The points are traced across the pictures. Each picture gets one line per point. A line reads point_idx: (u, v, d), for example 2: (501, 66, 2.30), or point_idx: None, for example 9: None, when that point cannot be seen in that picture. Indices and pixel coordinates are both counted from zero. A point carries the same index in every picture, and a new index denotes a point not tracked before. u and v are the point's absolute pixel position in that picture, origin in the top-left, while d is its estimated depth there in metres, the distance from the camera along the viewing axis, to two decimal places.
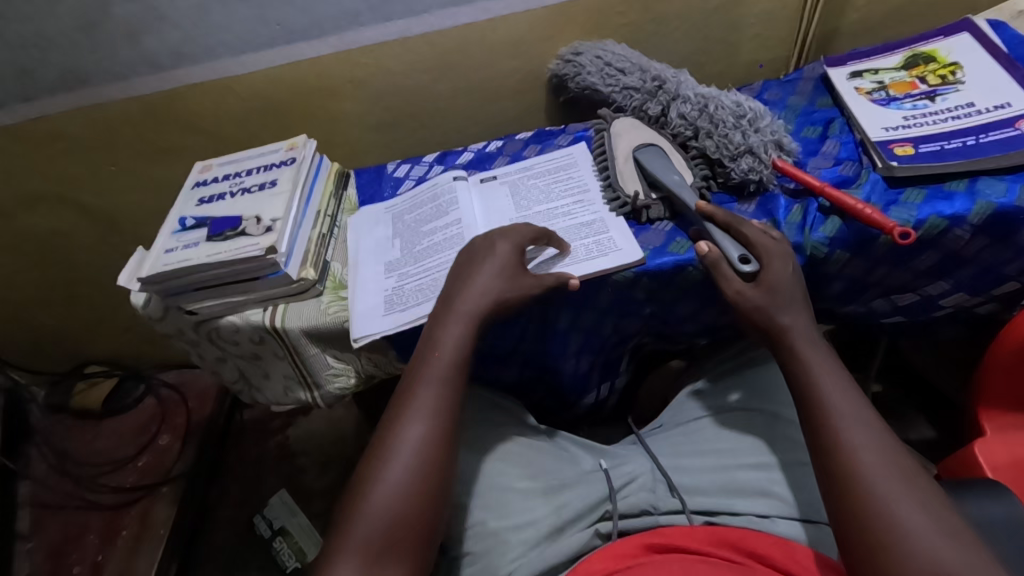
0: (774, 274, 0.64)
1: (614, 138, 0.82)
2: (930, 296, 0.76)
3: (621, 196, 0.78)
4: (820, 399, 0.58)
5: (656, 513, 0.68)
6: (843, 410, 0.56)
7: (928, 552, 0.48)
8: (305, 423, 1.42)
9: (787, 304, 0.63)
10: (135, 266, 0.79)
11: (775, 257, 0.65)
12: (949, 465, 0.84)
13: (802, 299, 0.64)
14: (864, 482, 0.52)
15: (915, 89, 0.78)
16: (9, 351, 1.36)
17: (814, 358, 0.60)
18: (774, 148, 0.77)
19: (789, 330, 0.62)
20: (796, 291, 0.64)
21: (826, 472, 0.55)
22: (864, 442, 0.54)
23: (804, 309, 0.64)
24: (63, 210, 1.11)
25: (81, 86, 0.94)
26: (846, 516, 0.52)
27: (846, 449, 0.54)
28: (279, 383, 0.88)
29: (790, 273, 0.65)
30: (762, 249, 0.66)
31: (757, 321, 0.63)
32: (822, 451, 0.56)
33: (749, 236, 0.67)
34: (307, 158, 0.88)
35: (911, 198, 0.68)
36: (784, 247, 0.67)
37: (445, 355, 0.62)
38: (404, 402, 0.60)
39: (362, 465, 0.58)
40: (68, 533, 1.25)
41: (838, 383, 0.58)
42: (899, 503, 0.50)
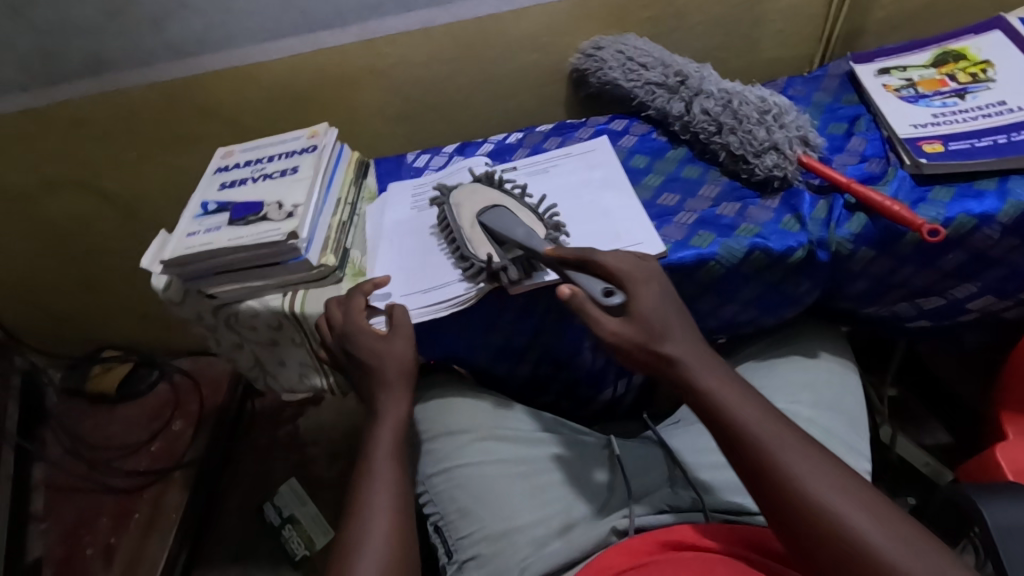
0: (643, 304, 0.59)
1: (461, 206, 0.77)
2: (955, 299, 0.75)
3: (473, 261, 0.71)
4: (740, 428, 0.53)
5: (671, 511, 0.67)
6: (764, 431, 0.53)
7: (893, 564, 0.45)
8: (315, 414, 1.42)
9: (665, 337, 0.58)
10: (157, 248, 0.79)
11: (637, 285, 0.60)
12: (968, 468, 0.83)
13: (679, 323, 0.59)
14: (816, 510, 0.48)
15: (944, 86, 0.77)
16: (29, 333, 1.39)
17: (718, 388, 0.55)
18: (800, 143, 0.76)
19: (685, 356, 0.57)
20: (670, 321, 0.59)
21: (775, 513, 0.51)
22: (793, 459, 0.51)
23: (685, 337, 0.59)
24: (83, 195, 1.12)
25: (105, 71, 0.95)
26: (811, 552, 0.48)
27: (784, 477, 0.50)
28: (294, 369, 0.90)
29: (663, 296, 0.60)
30: (625, 272, 0.61)
31: (641, 358, 0.59)
32: (761, 487, 0.52)
33: (611, 263, 0.62)
34: (328, 145, 0.88)
35: (939, 196, 0.68)
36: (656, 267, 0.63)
37: (397, 429, 0.66)
38: (368, 462, 0.63)
39: (336, 562, 0.56)
40: (82, 515, 1.26)
41: (746, 403, 0.55)
42: (853, 517, 0.48)
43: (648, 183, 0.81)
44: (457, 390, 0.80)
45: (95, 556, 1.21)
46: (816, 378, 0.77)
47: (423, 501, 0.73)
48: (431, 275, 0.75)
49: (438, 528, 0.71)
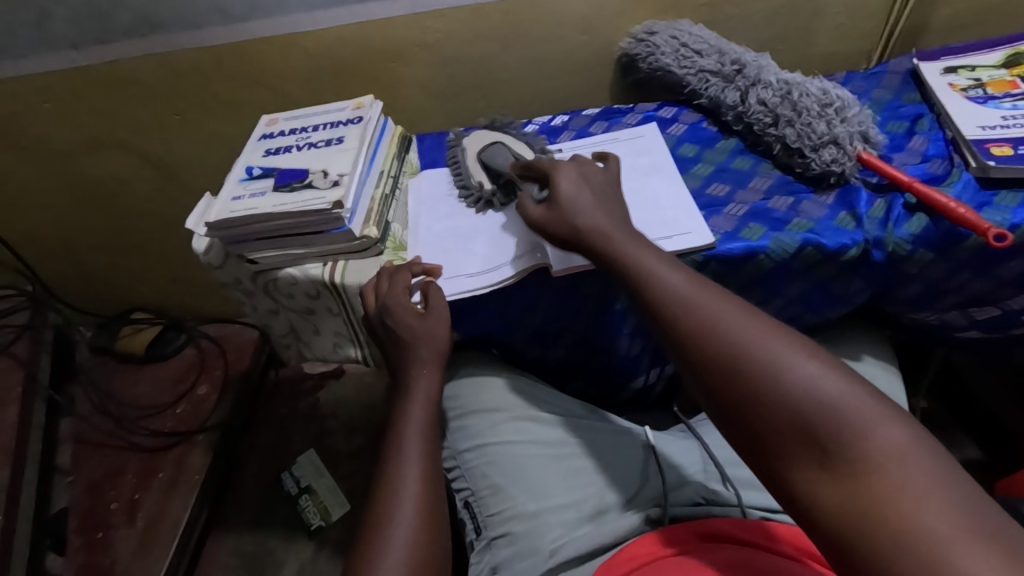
0: (562, 189, 0.64)
1: (467, 145, 0.85)
2: (1010, 310, 0.72)
3: (472, 190, 0.81)
4: (657, 286, 0.52)
5: (705, 504, 0.65)
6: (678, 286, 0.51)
7: (797, 380, 0.41)
8: (337, 387, 1.43)
9: (580, 214, 0.62)
10: (201, 211, 0.81)
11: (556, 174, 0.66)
12: (1008, 483, 0.79)
13: (592, 201, 0.63)
14: (729, 343, 0.45)
15: (1015, 89, 0.75)
16: (64, 290, 1.41)
17: (639, 257, 0.56)
18: (859, 139, 0.74)
19: (594, 228, 0.60)
20: (585, 200, 0.63)
21: (692, 364, 0.47)
22: (709, 303, 0.48)
23: (596, 213, 0.62)
24: (126, 155, 1.13)
25: (155, 32, 0.96)
26: (713, 383, 0.45)
27: (695, 321, 0.48)
28: (329, 339, 0.91)
29: (581, 181, 0.65)
30: (549, 166, 0.68)
31: (562, 233, 0.62)
32: (676, 340, 0.49)
33: (539, 166, 0.69)
34: (373, 117, 0.87)
35: (1005, 201, 0.65)
36: (575, 162, 0.68)
37: (428, 401, 0.65)
38: (402, 433, 0.62)
39: (366, 530, 0.56)
40: (106, 470, 1.28)
41: (662, 265, 0.54)
42: (767, 347, 0.44)
43: (696, 172, 0.79)
44: (493, 369, 0.81)
45: (118, 511, 1.22)
46: None
47: (454, 477, 0.75)
48: (468, 257, 0.75)
49: (467, 504, 0.73)
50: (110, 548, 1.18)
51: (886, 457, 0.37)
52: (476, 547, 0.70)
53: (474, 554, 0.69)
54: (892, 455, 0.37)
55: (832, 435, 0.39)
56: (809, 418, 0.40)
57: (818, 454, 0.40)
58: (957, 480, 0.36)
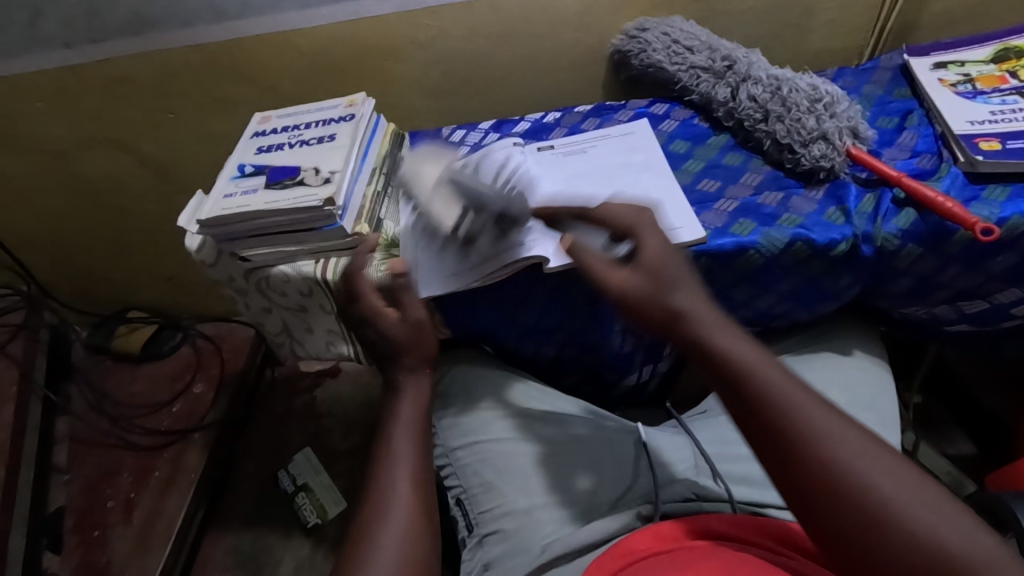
0: (650, 251, 0.54)
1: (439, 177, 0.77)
2: (999, 304, 0.72)
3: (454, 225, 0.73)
4: (749, 384, 0.45)
5: (696, 500, 0.66)
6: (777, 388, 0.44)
7: (936, 535, 0.37)
8: (333, 385, 1.44)
9: (673, 287, 0.51)
10: (193, 209, 0.81)
11: (645, 235, 0.56)
12: (997, 477, 0.79)
13: (685, 271, 0.53)
14: (857, 479, 0.40)
15: (1004, 84, 0.75)
16: (60, 289, 1.41)
17: (742, 352, 0.46)
18: (849, 134, 0.74)
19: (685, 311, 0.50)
20: (675, 268, 0.52)
21: (796, 488, 0.42)
22: (829, 428, 0.42)
23: (684, 284, 0.52)
24: (120, 154, 1.13)
25: (148, 30, 0.96)
26: (840, 524, 0.39)
27: (801, 441, 0.42)
28: (322, 336, 0.91)
29: (670, 244, 0.55)
30: (632, 222, 0.58)
31: (652, 312, 0.52)
32: (790, 463, 0.42)
33: (614, 219, 0.60)
34: (365, 115, 0.87)
35: (993, 195, 0.66)
36: (654, 222, 0.58)
37: (418, 399, 0.64)
38: (390, 432, 0.62)
39: (356, 531, 0.55)
40: (102, 469, 1.28)
41: (750, 352, 0.46)
42: (900, 491, 0.39)
43: (688, 168, 0.79)
44: (483, 366, 0.82)
45: (114, 510, 1.22)
46: (846, 375, 0.76)
47: (446, 474, 0.75)
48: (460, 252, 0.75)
49: (459, 502, 0.73)
50: (107, 547, 1.18)
51: None
52: (468, 544, 0.70)
53: (467, 551, 0.70)
54: None
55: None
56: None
57: None
58: None
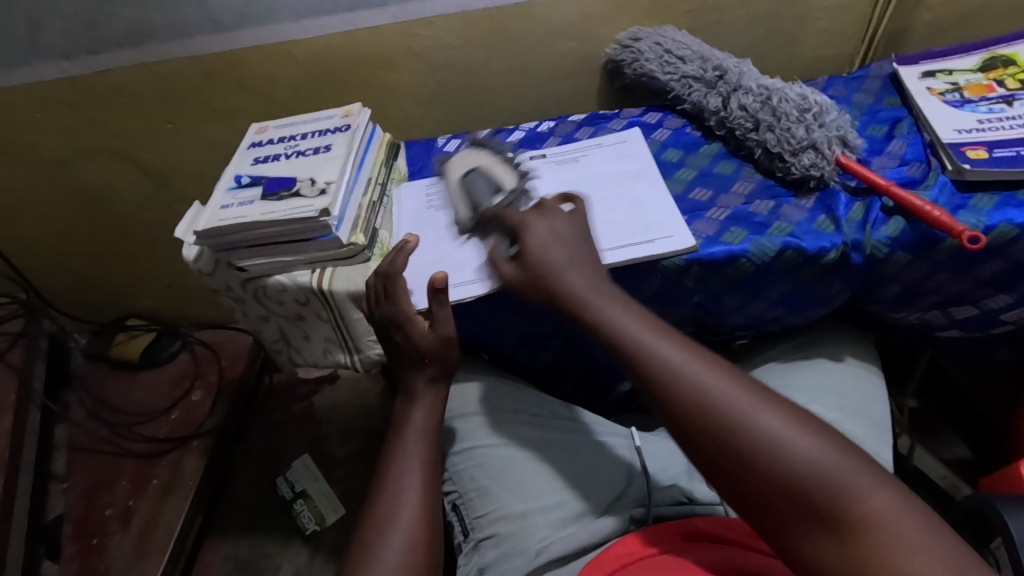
0: (531, 249, 0.59)
1: (450, 171, 0.83)
2: (989, 310, 0.73)
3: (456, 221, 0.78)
4: (632, 351, 0.50)
5: (688, 503, 0.66)
6: (678, 363, 0.48)
7: (784, 447, 0.43)
8: (330, 391, 1.44)
9: (553, 273, 0.57)
10: (191, 219, 0.82)
11: (529, 229, 0.61)
12: (990, 480, 0.80)
13: (570, 255, 0.58)
14: (724, 412, 0.45)
15: (991, 92, 0.76)
16: (60, 297, 1.42)
17: (621, 320, 0.52)
18: (838, 143, 0.75)
19: (568, 291, 0.56)
20: (558, 256, 0.58)
21: (698, 448, 0.46)
22: (693, 372, 0.47)
23: (570, 268, 0.57)
24: (119, 164, 1.13)
25: (146, 42, 0.97)
26: (711, 451, 0.45)
27: (680, 391, 0.47)
28: (319, 344, 0.91)
29: (554, 235, 0.60)
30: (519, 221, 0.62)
31: (537, 296, 0.58)
32: (663, 408, 0.48)
33: (512, 220, 0.64)
34: (361, 125, 0.88)
35: (981, 203, 0.66)
36: (549, 213, 0.62)
37: (432, 410, 0.66)
38: (401, 440, 0.64)
39: (361, 535, 0.57)
40: (101, 477, 1.28)
41: (642, 327, 0.52)
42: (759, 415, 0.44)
43: (680, 177, 0.80)
44: (481, 374, 0.83)
45: (113, 518, 1.23)
46: (838, 380, 0.77)
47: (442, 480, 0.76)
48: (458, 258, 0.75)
49: (455, 507, 0.73)
50: (106, 554, 1.19)
51: (882, 518, 0.39)
52: (464, 549, 0.70)
53: (462, 556, 0.70)
54: (886, 513, 0.39)
55: (831, 502, 0.40)
56: (805, 489, 0.41)
57: (819, 521, 0.41)
58: (938, 533, 0.39)
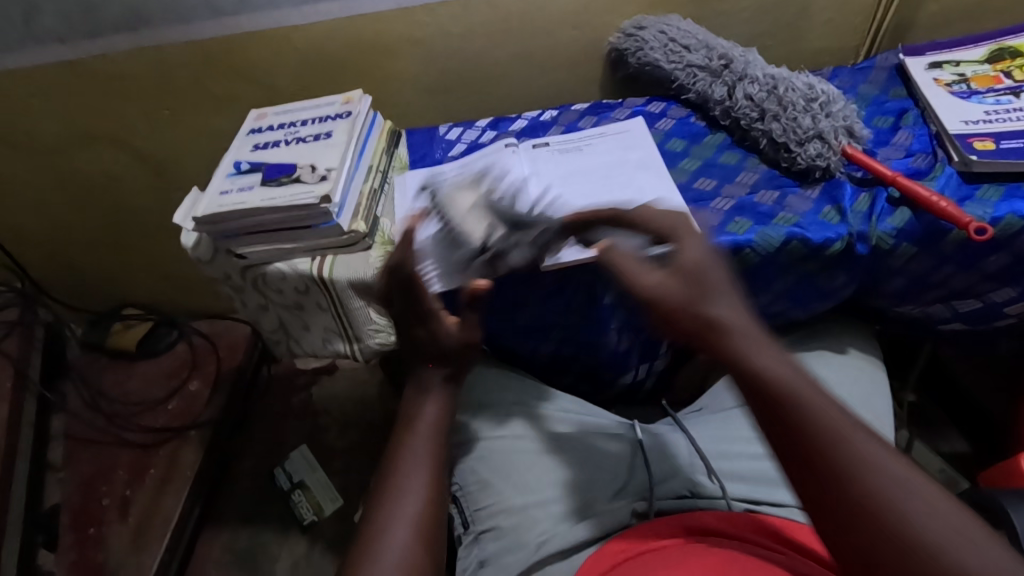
0: (691, 254, 0.47)
1: (450, 202, 0.75)
2: (993, 303, 0.73)
3: (468, 247, 0.69)
4: (794, 404, 0.39)
5: (691, 497, 0.67)
6: (860, 442, 0.37)
7: None
8: (329, 382, 1.44)
9: (712, 291, 0.45)
10: (189, 206, 0.81)
11: (688, 238, 0.49)
12: (990, 474, 0.80)
13: (730, 278, 0.46)
14: (912, 525, 0.34)
15: (999, 84, 0.76)
16: (56, 287, 1.41)
17: (781, 367, 0.40)
18: (844, 134, 0.74)
19: (722, 316, 0.43)
20: (720, 272, 0.46)
21: (859, 552, 0.35)
22: (876, 463, 0.36)
23: (729, 287, 0.45)
24: (115, 150, 1.12)
25: (143, 26, 0.95)
26: (880, 559, 0.34)
27: (859, 480, 0.35)
28: (319, 334, 0.91)
29: (713, 248, 0.48)
30: (674, 226, 0.51)
31: (681, 315, 0.45)
32: (826, 488, 0.36)
33: (657, 222, 0.53)
34: (362, 112, 0.87)
35: (987, 195, 0.66)
36: (702, 225, 0.52)
37: None
38: None
39: None
40: (98, 467, 1.28)
41: (816, 386, 0.40)
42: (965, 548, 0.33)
43: (684, 167, 0.80)
44: (485, 365, 0.83)
45: (110, 508, 1.22)
46: (840, 373, 0.77)
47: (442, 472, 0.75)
48: None
49: (456, 500, 0.73)
50: (103, 545, 1.18)
51: None
52: (465, 542, 0.70)
53: (462, 548, 0.70)
54: None
55: None
56: None
57: None
58: None
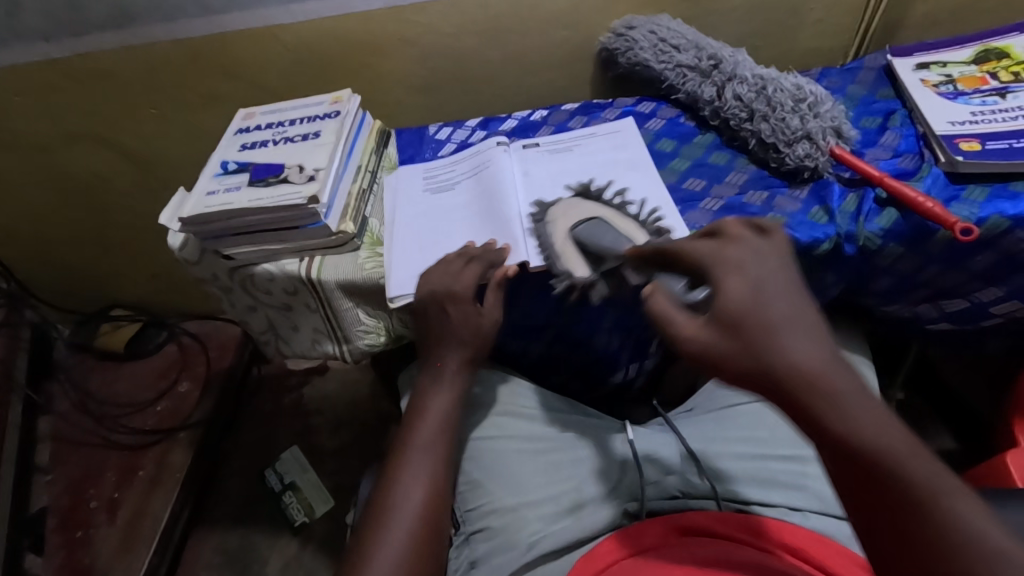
0: (737, 295, 0.42)
1: (553, 218, 0.73)
2: (979, 302, 0.73)
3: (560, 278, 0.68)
4: (875, 451, 0.36)
5: (682, 497, 0.67)
6: (937, 485, 0.35)
7: None
8: (320, 382, 1.43)
9: (780, 335, 0.39)
10: (176, 206, 0.80)
11: (730, 275, 0.43)
12: (977, 472, 0.81)
13: (796, 311, 0.41)
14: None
15: (985, 85, 0.76)
16: (43, 287, 1.39)
17: (862, 408, 0.37)
18: (832, 134, 0.74)
19: (795, 363, 0.38)
20: (782, 308, 0.40)
21: None
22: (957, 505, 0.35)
23: (798, 323, 0.40)
24: (102, 149, 1.11)
25: (129, 24, 0.94)
26: None
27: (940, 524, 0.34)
28: (307, 335, 0.89)
29: (766, 279, 0.42)
30: (715, 261, 0.45)
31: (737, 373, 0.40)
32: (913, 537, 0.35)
33: (692, 251, 0.48)
34: (351, 112, 0.87)
35: (973, 195, 0.66)
36: (749, 245, 0.45)
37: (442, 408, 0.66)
38: (411, 436, 0.64)
39: (365, 528, 0.58)
40: (86, 469, 1.26)
41: (890, 425, 0.37)
42: None
43: (674, 167, 0.80)
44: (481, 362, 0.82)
45: (98, 511, 1.21)
46: None
47: None
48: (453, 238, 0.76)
49: None
50: (91, 547, 1.17)
51: None
52: (455, 542, 0.69)
53: (453, 549, 0.69)
54: None
55: None
56: None
57: None
58: None
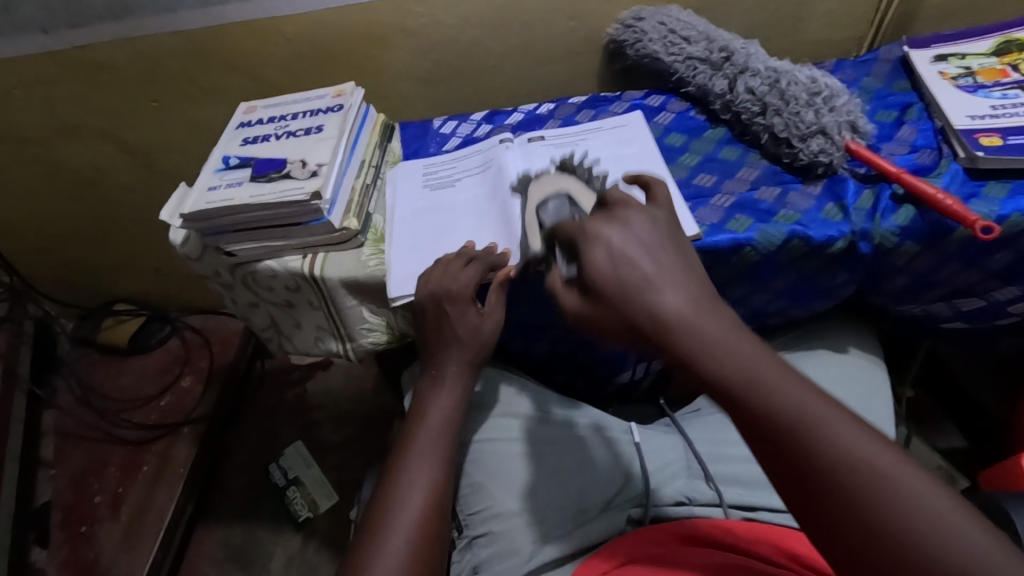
0: (604, 271, 0.39)
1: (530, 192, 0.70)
2: (995, 302, 0.71)
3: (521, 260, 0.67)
4: (759, 398, 0.35)
5: (688, 504, 0.67)
6: (822, 419, 0.34)
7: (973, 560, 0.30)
8: (324, 377, 1.42)
9: (651, 294, 0.37)
10: (176, 202, 0.79)
11: (593, 243, 0.40)
12: (991, 474, 0.79)
13: (669, 266, 0.39)
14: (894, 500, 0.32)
15: (1005, 77, 0.74)
16: (45, 282, 1.39)
17: (744, 356, 0.36)
18: (847, 129, 0.72)
19: (670, 320, 0.36)
20: (647, 268, 0.38)
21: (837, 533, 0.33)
22: (843, 435, 0.34)
23: (667, 280, 0.38)
24: (102, 143, 1.10)
25: (127, 16, 0.92)
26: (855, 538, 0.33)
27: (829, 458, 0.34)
28: (310, 332, 0.88)
29: (634, 246, 0.39)
30: (579, 231, 0.41)
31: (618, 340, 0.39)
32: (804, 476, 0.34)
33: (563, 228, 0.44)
34: (354, 105, 0.85)
35: (993, 192, 0.65)
36: (623, 210, 0.42)
37: (444, 408, 0.65)
38: (413, 436, 0.63)
39: (366, 530, 0.57)
40: (89, 464, 1.26)
41: (769, 365, 0.36)
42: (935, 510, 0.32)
43: (683, 162, 0.78)
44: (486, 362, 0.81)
45: (102, 506, 1.21)
46: (841, 372, 0.76)
47: None
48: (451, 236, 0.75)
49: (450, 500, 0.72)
50: (95, 542, 1.17)
51: None
52: (458, 545, 0.69)
53: (456, 552, 0.69)
54: None
55: None
56: None
57: None
58: None
